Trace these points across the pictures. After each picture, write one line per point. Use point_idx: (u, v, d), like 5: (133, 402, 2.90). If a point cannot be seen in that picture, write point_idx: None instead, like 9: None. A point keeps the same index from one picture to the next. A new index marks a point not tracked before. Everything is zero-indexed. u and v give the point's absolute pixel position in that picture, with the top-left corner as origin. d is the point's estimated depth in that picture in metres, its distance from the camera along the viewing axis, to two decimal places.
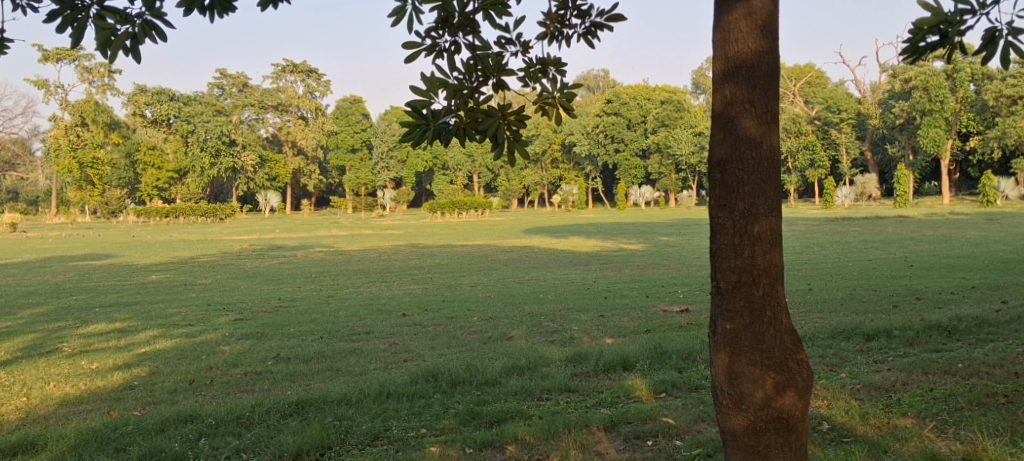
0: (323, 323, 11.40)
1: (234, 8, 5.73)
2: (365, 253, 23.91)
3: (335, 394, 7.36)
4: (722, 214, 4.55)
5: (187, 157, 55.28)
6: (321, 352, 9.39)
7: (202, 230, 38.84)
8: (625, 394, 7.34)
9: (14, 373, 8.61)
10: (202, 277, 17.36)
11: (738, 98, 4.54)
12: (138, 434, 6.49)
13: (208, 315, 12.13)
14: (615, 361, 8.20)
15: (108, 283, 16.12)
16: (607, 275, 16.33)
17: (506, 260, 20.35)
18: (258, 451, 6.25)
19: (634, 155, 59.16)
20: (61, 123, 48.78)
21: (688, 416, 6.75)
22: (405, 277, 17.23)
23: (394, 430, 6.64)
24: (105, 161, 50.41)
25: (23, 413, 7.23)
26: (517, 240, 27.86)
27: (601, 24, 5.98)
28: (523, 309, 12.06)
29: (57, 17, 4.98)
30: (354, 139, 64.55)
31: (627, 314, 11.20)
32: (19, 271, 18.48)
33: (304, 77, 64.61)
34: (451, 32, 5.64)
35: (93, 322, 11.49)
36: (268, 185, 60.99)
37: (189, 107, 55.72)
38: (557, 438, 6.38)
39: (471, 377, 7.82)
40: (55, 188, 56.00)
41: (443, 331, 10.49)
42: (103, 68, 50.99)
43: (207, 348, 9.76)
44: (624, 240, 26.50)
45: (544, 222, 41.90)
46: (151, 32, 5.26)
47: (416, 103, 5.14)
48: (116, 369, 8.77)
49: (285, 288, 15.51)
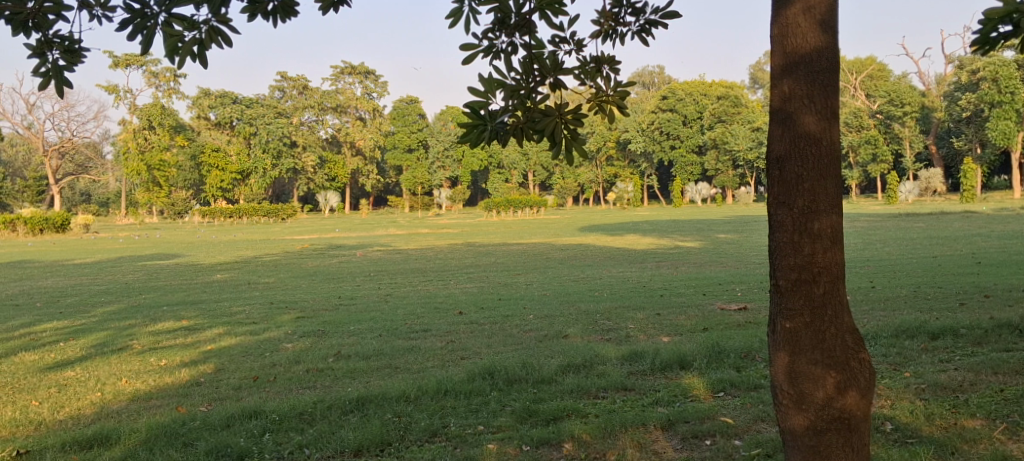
0: (382, 321, 11.55)
1: (296, 12, 5.88)
2: (423, 251, 24.13)
3: (394, 391, 7.49)
4: (781, 211, 4.52)
5: (250, 158, 56.53)
6: (380, 350, 9.54)
7: (265, 230, 39.52)
8: (683, 393, 7.32)
9: (88, 369, 8.92)
10: (264, 276, 17.71)
11: (797, 94, 4.50)
12: (205, 430, 6.69)
13: (271, 313, 12.39)
14: (673, 359, 8.17)
15: (175, 282, 16.54)
16: (663, 273, 16.22)
17: (562, 259, 20.34)
18: (320, 446, 6.39)
19: (690, 152, 58.46)
20: (129, 126, 50.78)
21: (747, 415, 6.71)
22: (461, 275, 17.35)
23: (452, 426, 6.73)
24: (172, 163, 51.98)
25: (97, 408, 7.50)
26: (572, 238, 27.80)
27: (656, 21, 5.98)
28: (579, 307, 12.06)
29: (129, 25, 5.17)
30: (410, 139, 65.08)
31: (683, 313, 11.13)
32: (92, 270, 19.10)
33: (362, 79, 65.36)
34: (507, 33, 5.71)
35: (161, 321, 11.82)
36: (328, 185, 61.81)
37: (251, 109, 56.72)
38: (614, 437, 6.40)
39: (528, 375, 7.88)
40: (125, 190, 57.71)
41: (499, 330, 10.57)
42: (168, 72, 52.35)
43: (271, 346, 10.00)
44: (680, 237, 26.27)
45: (600, 219, 41.91)
46: (217, 38, 5.42)
47: (473, 104, 5.23)
48: (183, 367, 9.03)
49: (344, 286, 15.74)
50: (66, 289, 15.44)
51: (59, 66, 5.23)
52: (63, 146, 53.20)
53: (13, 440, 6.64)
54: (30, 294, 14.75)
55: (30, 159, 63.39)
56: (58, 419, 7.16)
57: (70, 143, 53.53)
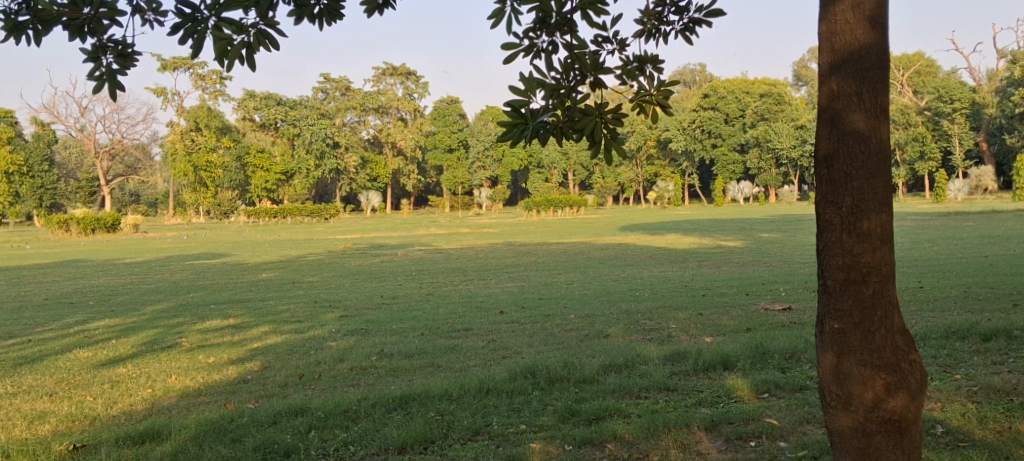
0: (423, 320, 11.63)
1: (341, 15, 5.96)
2: (463, 251, 24.24)
3: (436, 389, 7.55)
4: (829, 210, 4.48)
5: (294, 159, 57.37)
6: (422, 349, 9.61)
7: (308, 230, 39.93)
8: (726, 394, 7.27)
9: (139, 366, 9.10)
10: (308, 275, 17.94)
11: (846, 91, 4.45)
12: (252, 426, 6.79)
13: (315, 312, 12.54)
14: (716, 360, 8.11)
15: (222, 281, 16.82)
16: (705, 273, 16.07)
17: (603, 258, 20.28)
18: (365, 444, 6.46)
19: (732, 150, 57.90)
20: (177, 128, 51.52)
21: (792, 417, 6.65)
22: (502, 274, 17.39)
23: (494, 425, 6.76)
24: (218, 164, 52.77)
25: (148, 404, 7.65)
26: (612, 238, 27.74)
27: (700, 21, 5.95)
28: (620, 307, 12.02)
29: (180, 29, 5.29)
30: (451, 139, 65.37)
31: (726, 313, 11.04)
32: (142, 269, 19.54)
33: (404, 79, 65.77)
34: (548, 32, 5.73)
35: (209, 319, 12.03)
36: (369, 185, 62.35)
37: (295, 111, 57.51)
38: (657, 437, 6.38)
39: (569, 375, 7.88)
40: (173, 191, 58.80)
41: (540, 329, 10.58)
42: (214, 75, 53.20)
43: (315, 344, 10.11)
44: (722, 237, 26.02)
45: (640, 218, 41.73)
46: (265, 42, 5.51)
47: (515, 103, 5.26)
48: (231, 364, 9.17)
49: (386, 285, 15.88)
50: (117, 287, 15.80)
51: (113, 70, 5.36)
52: (114, 148, 54.30)
53: (70, 434, 6.79)
54: (82, 292, 15.10)
55: (82, 161, 64.92)
56: (112, 414, 7.32)
57: (120, 145, 54.64)
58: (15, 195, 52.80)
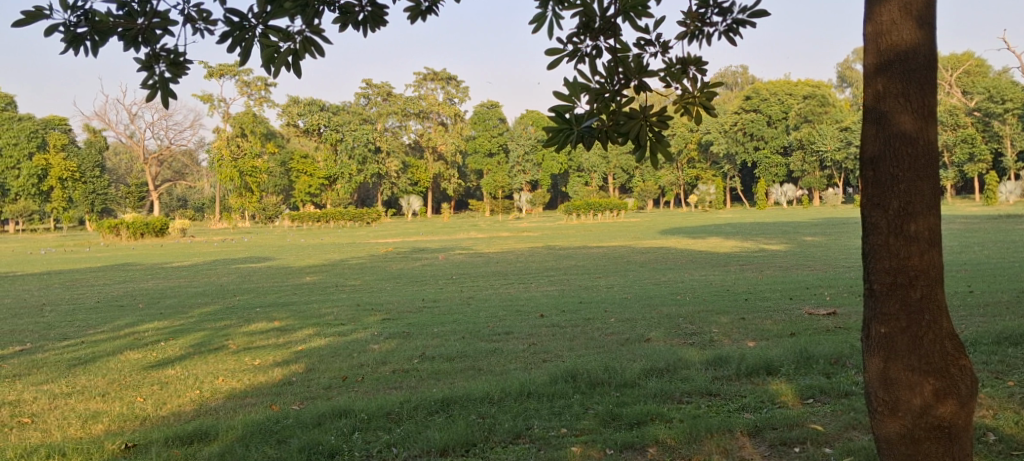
0: (465, 323, 11.71)
1: (385, 21, 6.04)
2: (504, 255, 24.28)
3: (478, 392, 7.60)
4: (876, 212, 4.43)
5: (337, 164, 57.95)
6: (464, 351, 9.68)
7: (351, 234, 40.26)
8: (770, 399, 7.21)
9: (187, 368, 9.27)
10: (351, 278, 18.13)
11: (892, 92, 4.41)
12: (298, 428, 6.90)
13: (358, 315, 12.68)
14: (759, 365, 8.05)
15: (267, 284, 17.07)
16: (748, 277, 15.93)
17: (643, 262, 20.18)
18: (408, 445, 6.52)
19: (775, 153, 57.24)
20: (223, 134, 52.36)
21: (838, 423, 6.58)
22: (543, 278, 17.41)
23: (535, 428, 6.79)
24: (263, 169, 53.49)
25: (197, 405, 7.81)
26: (653, 241, 27.59)
27: (744, 21, 5.94)
28: (661, 310, 11.97)
29: (228, 38, 5.40)
30: (492, 143, 65.43)
31: (770, 317, 10.94)
32: (189, 272, 19.94)
33: (444, 84, 66.01)
34: (592, 37, 5.77)
35: (255, 321, 12.23)
36: (410, 189, 62.67)
37: (338, 116, 58.08)
38: (700, 442, 6.36)
39: (610, 378, 7.88)
40: (219, 195, 59.68)
41: (581, 333, 10.59)
42: (259, 81, 53.90)
43: (358, 346, 10.24)
44: (765, 240, 25.75)
45: (681, 221, 41.45)
46: (311, 49, 5.61)
47: (559, 108, 5.29)
48: (276, 366, 9.32)
49: (428, 289, 15.99)
50: (166, 290, 16.14)
51: (165, 78, 5.50)
52: (162, 155, 55.27)
53: (121, 433, 6.95)
54: (133, 295, 15.44)
55: (131, 167, 66.29)
56: (161, 415, 7.48)
57: (168, 151, 55.62)
58: (67, 200, 54.02)
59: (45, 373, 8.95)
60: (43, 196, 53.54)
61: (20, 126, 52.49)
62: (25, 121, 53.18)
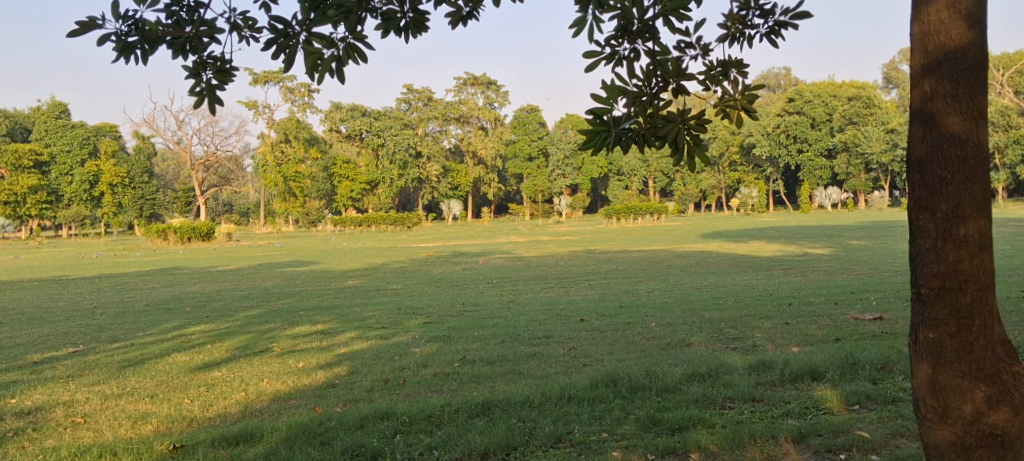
0: (505, 326, 11.75)
1: (427, 27, 6.11)
2: (544, 258, 24.31)
3: (518, 396, 7.62)
4: (924, 215, 4.37)
5: (378, 169, 58.56)
6: (504, 355, 9.71)
7: (393, 238, 40.62)
8: (815, 405, 7.13)
9: (232, 370, 9.42)
10: (393, 282, 18.29)
11: (940, 93, 4.35)
12: (341, 430, 6.98)
13: (399, 318, 12.80)
14: (803, 370, 7.96)
15: (310, 288, 17.29)
16: (791, 281, 15.76)
17: (684, 266, 20.07)
18: (449, 448, 6.56)
19: (819, 155, 56.47)
20: (268, 140, 53.31)
21: (885, 429, 6.50)
22: (583, 282, 17.39)
23: (576, 432, 6.80)
24: (306, 175, 54.06)
25: (242, 407, 7.94)
26: (694, 245, 27.39)
27: (786, 23, 5.91)
28: (703, 315, 11.89)
29: (273, 45, 5.50)
30: (531, 148, 65.60)
31: (814, 322, 10.80)
32: (235, 276, 20.28)
33: (484, 89, 66.30)
34: (630, 39, 5.80)
35: (298, 324, 12.39)
36: (451, 193, 63.16)
37: (380, 121, 58.69)
38: (742, 448, 6.32)
39: (651, 383, 7.85)
40: (264, 201, 60.56)
41: (622, 337, 10.56)
42: (303, 87, 54.58)
43: (400, 350, 10.32)
44: (809, 244, 25.43)
45: (723, 225, 41.18)
46: (354, 55, 5.70)
47: (597, 111, 5.32)
48: (319, 369, 9.43)
49: (469, 292, 16.08)
50: (212, 293, 16.40)
51: (212, 85, 5.62)
52: (209, 161, 56.28)
53: (170, 434, 7.09)
54: (180, 298, 15.73)
55: (178, 173, 67.61)
56: (208, 416, 7.60)
57: (214, 157, 56.56)
58: (118, 205, 55.28)
59: (96, 374, 9.17)
60: (94, 201, 54.86)
61: (73, 133, 53.88)
62: (78, 128, 54.55)
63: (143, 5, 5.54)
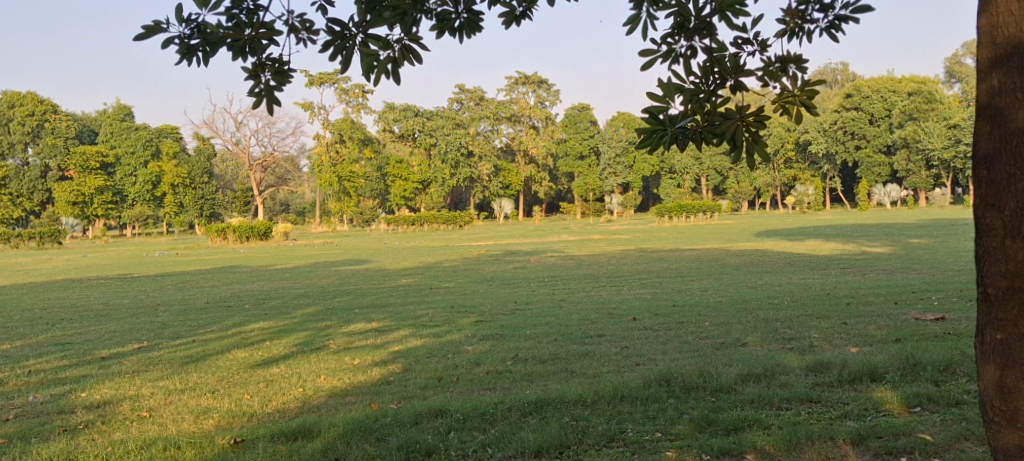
0: (557, 325, 11.76)
1: (481, 28, 6.16)
2: (595, 257, 24.26)
3: (571, 395, 7.62)
4: (991, 213, 4.29)
5: (431, 169, 58.98)
6: (556, 353, 9.73)
7: (445, 237, 40.89)
8: (874, 407, 7.01)
9: (291, 366, 9.60)
10: (446, 281, 18.43)
11: (1008, 86, 4.26)
12: (396, 426, 7.06)
13: (452, 316, 12.90)
14: (863, 371, 7.82)
15: (365, 286, 17.51)
16: (849, 280, 15.48)
17: (739, 265, 19.85)
18: (502, 446, 6.60)
19: (877, 152, 55.25)
20: (323, 140, 53.91)
21: (948, 432, 6.36)
22: (635, 281, 17.31)
23: (629, 432, 6.78)
24: (361, 174, 54.42)
25: (300, 402, 8.08)
26: (749, 244, 27.06)
27: (846, 17, 5.84)
28: (758, 314, 11.76)
29: (330, 46, 5.61)
30: (582, 146, 65.47)
31: (873, 322, 10.60)
32: (293, 274, 20.64)
33: (536, 88, 66.34)
34: (687, 36, 5.80)
35: (354, 322, 12.56)
36: (502, 192, 63.55)
37: (432, 121, 59.17)
38: (800, 450, 6.26)
39: (706, 383, 7.78)
40: (319, 200, 61.44)
41: (675, 336, 10.49)
42: (357, 89, 55.23)
43: (453, 348, 10.39)
44: (868, 243, 24.94)
45: (778, 224, 40.62)
46: (409, 56, 5.77)
47: (652, 110, 5.34)
48: (375, 365, 9.56)
49: (521, 291, 16.12)
50: (270, 291, 16.70)
51: (271, 86, 5.74)
52: (266, 161, 57.27)
53: (231, 429, 7.25)
54: (239, 296, 16.06)
55: (237, 173, 69.07)
56: (267, 412, 7.76)
57: (272, 158, 57.49)
58: (179, 205, 56.56)
59: (160, 370, 9.42)
60: (157, 201, 56.33)
61: (137, 136, 55.37)
62: (141, 130, 56.09)
63: (205, 7, 5.68)
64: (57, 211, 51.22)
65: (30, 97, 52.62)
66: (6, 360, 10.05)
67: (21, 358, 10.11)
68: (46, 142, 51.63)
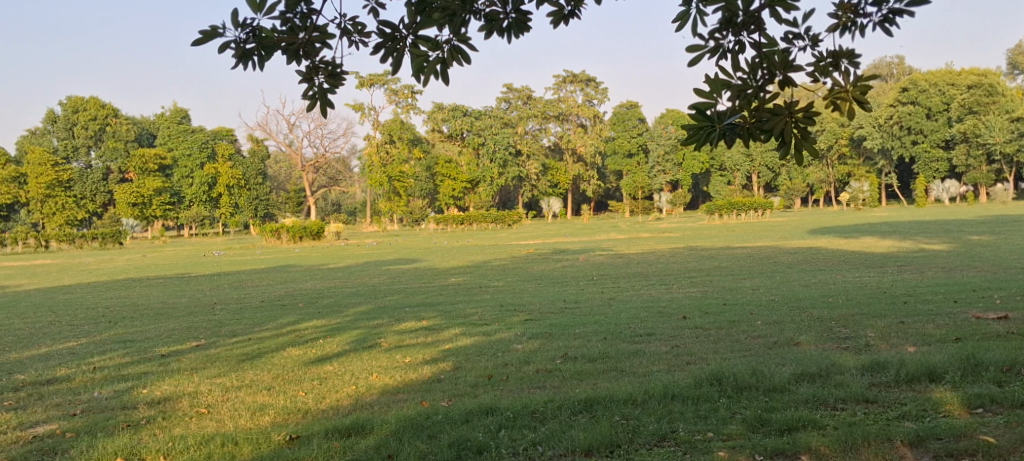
0: (606, 324, 11.72)
1: (530, 27, 6.20)
2: (644, 256, 24.13)
3: (621, 394, 7.58)
4: None
5: (479, 168, 59.12)
6: (605, 352, 9.70)
7: (493, 237, 41.06)
8: (933, 407, 6.87)
9: (343, 364, 9.73)
10: (495, 279, 18.49)
11: None
12: (447, 424, 7.11)
13: (502, 315, 12.94)
14: (921, 371, 7.66)
15: (415, 285, 17.67)
16: (907, 278, 15.15)
17: (791, 263, 19.54)
18: (552, 444, 6.62)
19: (935, 147, 53.98)
20: (374, 141, 54.38)
21: (1012, 435, 6.21)
22: (686, 279, 17.17)
23: (680, 432, 6.73)
24: (410, 174, 54.78)
25: (353, 399, 8.18)
26: (802, 241, 26.64)
27: (900, 10, 5.75)
28: (812, 313, 11.59)
29: (382, 48, 5.71)
30: (631, 144, 65.00)
31: (932, 321, 10.37)
32: (344, 274, 20.92)
33: (584, 86, 66.07)
34: (734, 32, 5.78)
35: (404, 320, 12.67)
36: (550, 191, 63.61)
37: (480, 121, 59.41)
38: (856, 451, 6.18)
39: (758, 383, 7.70)
40: (369, 200, 61.94)
41: (726, 335, 10.40)
42: (407, 89, 55.64)
43: (502, 346, 10.44)
44: (925, 239, 24.41)
45: (832, 220, 39.95)
46: (458, 57, 5.84)
47: (700, 106, 5.44)
48: (426, 364, 9.64)
49: (569, 290, 16.10)
50: (322, 290, 16.95)
51: (324, 89, 5.85)
52: (318, 163, 58.03)
53: (286, 426, 7.37)
54: (293, 295, 16.32)
55: (290, 174, 70.14)
56: (321, 409, 7.87)
57: (323, 159, 58.13)
58: (234, 206, 57.57)
59: (218, 367, 9.61)
60: (212, 202, 57.32)
61: (194, 138, 56.21)
62: (196, 133, 56.60)
63: (260, 12, 5.81)
64: (118, 212, 52.73)
65: (93, 102, 54.07)
66: (73, 357, 10.37)
67: (86, 355, 10.40)
68: (107, 145, 53.22)
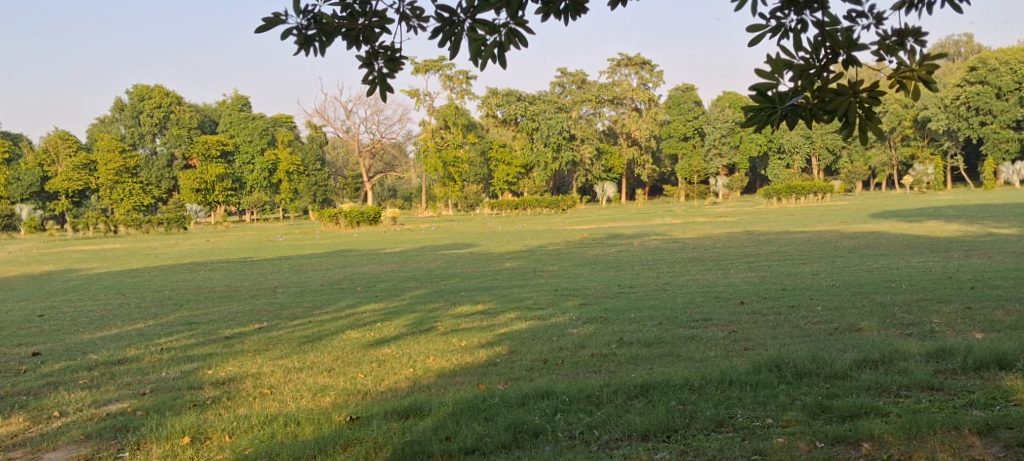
0: (662, 309, 11.65)
1: (586, 9, 6.16)
2: (700, 241, 23.90)
3: (678, 379, 7.55)
4: None
5: (533, 152, 59.04)
6: (662, 337, 9.65)
7: (548, 221, 41.07)
8: (1003, 396, 6.69)
9: (401, 347, 9.85)
10: (550, 264, 18.51)
11: None
12: (503, 407, 7.17)
13: (557, 299, 12.96)
14: (989, 358, 7.48)
15: (470, 269, 17.77)
16: (974, 263, 14.75)
17: (852, 247, 19.18)
18: (609, 428, 6.63)
19: (1006, 127, 51.65)
20: (428, 127, 54.65)
21: None
22: (743, 264, 16.96)
23: (739, 418, 6.68)
24: (464, 159, 55.15)
25: (411, 382, 8.29)
26: (864, 225, 26.08)
27: None
28: (873, 298, 11.40)
29: (440, 32, 5.74)
30: (687, 127, 64.30)
31: (1000, 307, 10.10)
32: (401, 258, 21.13)
33: (638, 70, 65.45)
34: (796, 11, 5.67)
35: (461, 304, 12.78)
36: (604, 176, 63.47)
37: (534, 105, 59.16)
38: (922, 439, 6.06)
39: (818, 369, 7.59)
40: (425, 185, 62.34)
41: (784, 320, 10.28)
42: (461, 74, 55.76)
43: (558, 330, 10.45)
44: (993, 223, 23.69)
45: (894, 204, 39.08)
46: (516, 39, 5.83)
47: (761, 87, 5.35)
48: (482, 347, 9.71)
49: (625, 274, 16.04)
50: (380, 274, 17.14)
51: (384, 73, 5.90)
52: (375, 148, 58.56)
53: (347, 406, 7.50)
54: (351, 278, 16.55)
55: (347, 160, 71.14)
56: (380, 390, 8.00)
57: (380, 144, 58.67)
58: (294, 191, 58.74)
59: (280, 349, 9.81)
60: (273, 187, 58.37)
61: (253, 125, 57.14)
62: (258, 120, 57.90)
63: None
64: (182, 198, 54.00)
65: (157, 90, 55.28)
66: (141, 338, 10.68)
67: (154, 336, 10.72)
68: (172, 133, 54.24)
